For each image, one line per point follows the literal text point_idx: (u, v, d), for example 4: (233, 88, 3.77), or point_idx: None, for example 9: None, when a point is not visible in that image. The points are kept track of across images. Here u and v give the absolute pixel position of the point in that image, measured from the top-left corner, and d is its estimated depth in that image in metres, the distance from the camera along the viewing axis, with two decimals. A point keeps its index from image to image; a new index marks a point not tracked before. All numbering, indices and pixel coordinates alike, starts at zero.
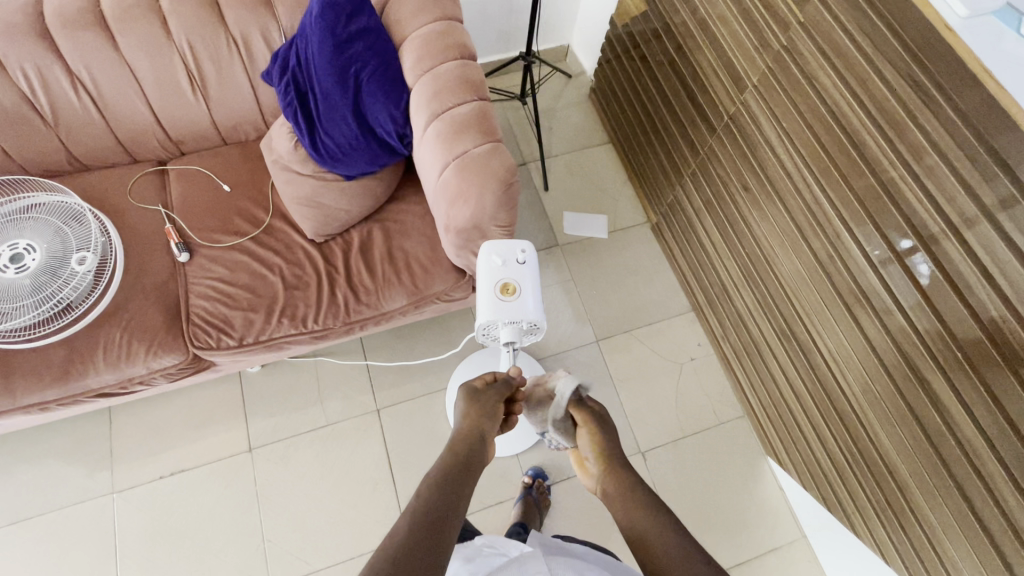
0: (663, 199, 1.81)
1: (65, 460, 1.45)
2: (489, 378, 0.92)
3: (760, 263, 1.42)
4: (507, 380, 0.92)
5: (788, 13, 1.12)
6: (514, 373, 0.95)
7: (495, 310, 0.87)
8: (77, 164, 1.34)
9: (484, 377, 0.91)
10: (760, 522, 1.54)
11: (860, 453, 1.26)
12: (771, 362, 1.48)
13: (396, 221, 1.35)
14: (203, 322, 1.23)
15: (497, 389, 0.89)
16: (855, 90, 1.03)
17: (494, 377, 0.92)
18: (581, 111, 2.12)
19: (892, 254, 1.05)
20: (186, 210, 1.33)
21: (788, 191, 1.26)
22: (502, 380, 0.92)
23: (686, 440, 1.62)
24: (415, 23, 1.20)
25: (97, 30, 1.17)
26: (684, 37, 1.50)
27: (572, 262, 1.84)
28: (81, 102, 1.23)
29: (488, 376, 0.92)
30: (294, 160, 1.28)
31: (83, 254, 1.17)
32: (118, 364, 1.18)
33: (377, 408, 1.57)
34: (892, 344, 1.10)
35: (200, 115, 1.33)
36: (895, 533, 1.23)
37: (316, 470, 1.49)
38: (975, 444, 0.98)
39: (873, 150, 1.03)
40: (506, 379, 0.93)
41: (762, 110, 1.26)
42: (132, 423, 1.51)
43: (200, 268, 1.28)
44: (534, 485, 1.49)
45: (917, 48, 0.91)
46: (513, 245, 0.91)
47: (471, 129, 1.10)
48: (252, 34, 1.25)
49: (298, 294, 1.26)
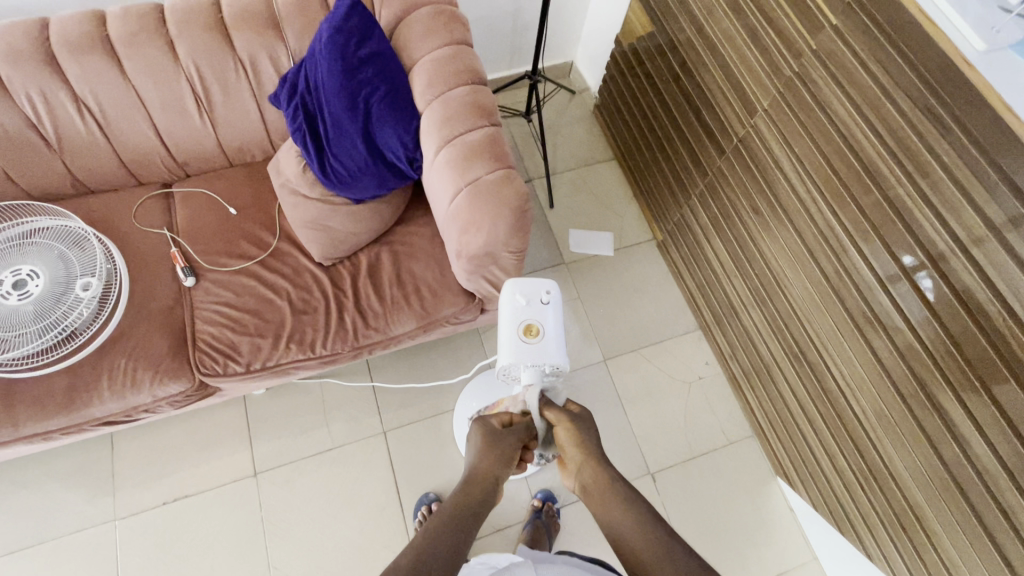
0: (669, 217, 1.80)
1: (65, 486, 1.43)
2: (507, 419, 0.92)
3: (771, 285, 1.41)
4: (529, 425, 0.91)
5: (799, 38, 1.13)
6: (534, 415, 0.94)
7: (517, 353, 0.86)
8: (80, 188, 1.32)
9: (502, 417, 0.92)
10: (770, 544, 1.53)
11: (871, 475, 1.25)
12: (781, 382, 1.48)
13: (404, 244, 1.34)
14: (210, 348, 1.21)
15: (516, 434, 0.88)
16: (868, 115, 1.02)
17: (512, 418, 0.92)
18: (585, 128, 2.12)
19: (902, 272, 1.05)
20: (191, 234, 1.31)
21: (798, 213, 1.26)
22: (522, 423, 0.91)
23: (695, 460, 1.61)
24: (425, 47, 1.19)
25: (103, 54, 1.16)
26: (690, 56, 1.50)
27: (578, 280, 1.83)
28: (86, 125, 1.22)
29: (505, 417, 0.92)
30: (303, 183, 1.27)
31: (87, 280, 1.15)
32: (123, 392, 1.15)
33: (384, 430, 1.55)
34: (905, 368, 1.09)
35: (206, 137, 1.31)
36: (908, 556, 1.21)
37: (322, 494, 1.47)
38: (991, 470, 0.97)
39: (887, 176, 1.03)
40: (528, 425, 0.91)
41: (772, 133, 1.26)
42: (135, 448, 1.48)
43: (206, 292, 1.26)
44: (543, 508, 1.47)
45: (932, 77, 0.91)
46: (538, 284, 0.90)
47: (483, 154, 1.09)
48: (260, 58, 1.24)
49: (305, 318, 1.24)
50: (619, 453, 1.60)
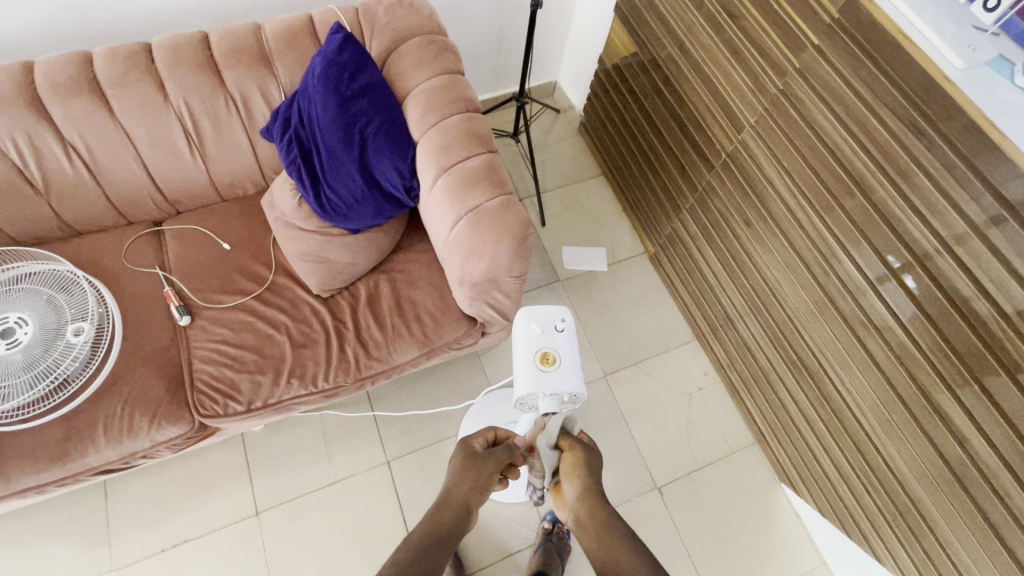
0: (660, 231, 1.83)
1: (57, 539, 1.37)
2: (491, 437, 0.92)
3: (766, 295, 1.44)
4: (511, 446, 0.90)
5: (782, 57, 1.17)
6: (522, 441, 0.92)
7: (535, 383, 0.86)
8: (67, 230, 1.29)
9: (485, 437, 0.91)
10: (779, 552, 1.53)
11: (876, 479, 1.26)
12: (781, 390, 1.50)
13: (402, 271, 1.33)
14: (208, 388, 1.18)
15: (496, 457, 0.87)
16: (853, 129, 1.06)
17: (496, 437, 0.92)
18: (572, 145, 2.15)
19: (889, 272, 1.08)
20: (185, 272, 1.29)
21: (790, 225, 1.29)
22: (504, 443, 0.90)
23: (700, 471, 1.62)
24: (418, 77, 1.21)
25: (91, 96, 1.14)
26: (673, 74, 1.53)
27: (574, 296, 1.84)
28: (74, 167, 1.19)
29: (490, 436, 0.92)
30: (298, 216, 1.26)
31: (79, 325, 1.11)
32: (119, 439, 1.11)
33: (387, 460, 1.53)
34: (903, 372, 1.11)
35: (197, 174, 1.30)
36: (916, 556, 1.22)
37: (326, 530, 1.43)
38: (992, 466, 0.99)
39: (875, 187, 1.06)
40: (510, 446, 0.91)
41: (760, 147, 1.30)
42: (130, 494, 1.43)
43: (202, 331, 1.24)
44: (552, 531, 1.43)
45: (914, 93, 0.95)
46: (551, 313, 0.91)
47: (481, 182, 1.10)
48: (251, 93, 1.24)
49: (306, 352, 1.23)
50: (625, 470, 1.60)
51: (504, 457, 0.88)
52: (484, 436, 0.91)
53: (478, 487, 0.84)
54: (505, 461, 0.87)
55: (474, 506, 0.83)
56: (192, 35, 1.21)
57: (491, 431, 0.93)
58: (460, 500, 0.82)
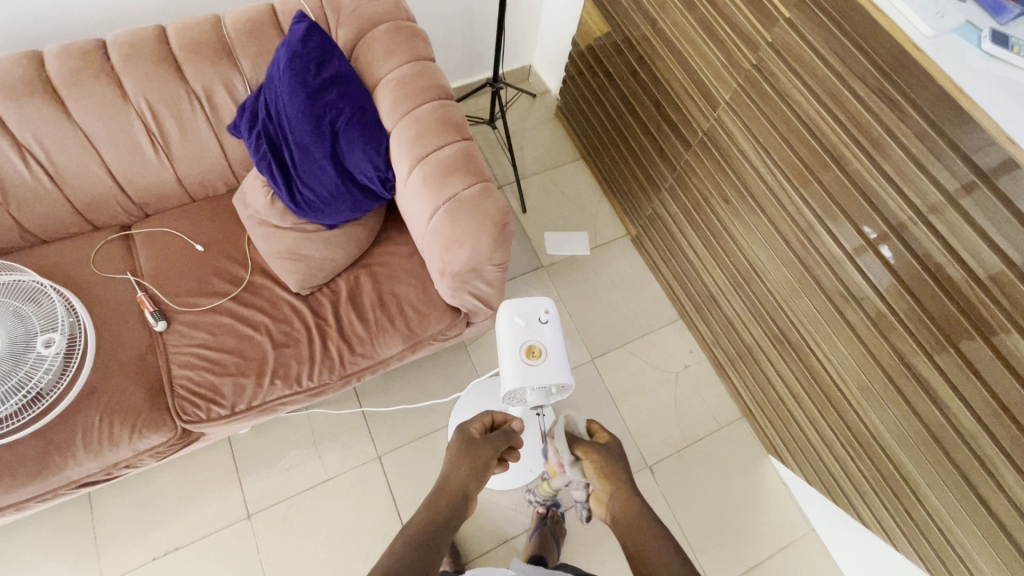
0: (642, 213, 1.83)
1: (43, 555, 1.34)
2: (488, 422, 0.94)
3: (747, 272, 1.45)
4: (508, 431, 0.92)
5: (754, 32, 1.16)
6: (518, 425, 0.94)
7: (522, 377, 0.85)
8: (30, 239, 1.24)
9: (482, 423, 0.92)
10: (769, 522, 1.56)
11: (861, 446, 1.29)
12: (765, 365, 1.52)
13: (382, 264, 1.31)
14: (189, 394, 1.16)
15: (492, 442, 0.88)
16: (826, 103, 1.06)
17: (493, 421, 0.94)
18: (549, 130, 2.13)
19: (866, 242, 1.09)
20: (158, 276, 1.26)
21: (768, 202, 1.29)
22: (501, 429, 0.92)
23: (690, 448, 1.64)
24: (388, 66, 1.18)
25: (45, 97, 1.10)
26: (648, 53, 1.52)
27: (558, 282, 1.84)
28: (33, 173, 1.15)
29: (486, 421, 0.93)
30: (271, 213, 1.23)
31: (49, 336, 1.07)
32: (100, 450, 1.09)
33: (378, 455, 1.52)
34: (883, 341, 1.13)
35: (164, 175, 1.26)
36: (899, 518, 1.26)
37: (321, 528, 1.43)
38: (969, 427, 1.02)
39: (851, 160, 1.06)
40: (507, 431, 0.92)
41: (736, 125, 1.30)
42: (117, 504, 1.41)
43: (180, 335, 1.21)
44: (548, 515, 1.44)
45: (886, 63, 0.95)
46: (535, 305, 0.90)
47: (458, 171, 1.09)
48: (215, 88, 1.20)
49: (288, 352, 1.21)
50: None
51: (502, 442, 0.90)
52: (480, 422, 0.92)
53: (474, 473, 0.84)
54: (500, 446, 0.89)
55: (472, 493, 0.83)
56: (148, 29, 1.16)
57: (488, 417, 0.94)
58: (449, 490, 0.82)
